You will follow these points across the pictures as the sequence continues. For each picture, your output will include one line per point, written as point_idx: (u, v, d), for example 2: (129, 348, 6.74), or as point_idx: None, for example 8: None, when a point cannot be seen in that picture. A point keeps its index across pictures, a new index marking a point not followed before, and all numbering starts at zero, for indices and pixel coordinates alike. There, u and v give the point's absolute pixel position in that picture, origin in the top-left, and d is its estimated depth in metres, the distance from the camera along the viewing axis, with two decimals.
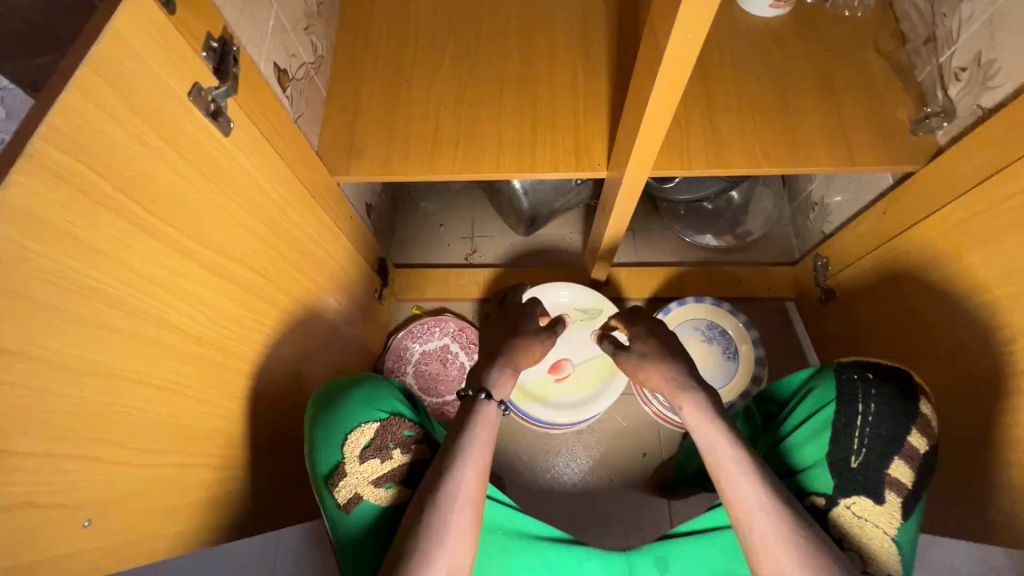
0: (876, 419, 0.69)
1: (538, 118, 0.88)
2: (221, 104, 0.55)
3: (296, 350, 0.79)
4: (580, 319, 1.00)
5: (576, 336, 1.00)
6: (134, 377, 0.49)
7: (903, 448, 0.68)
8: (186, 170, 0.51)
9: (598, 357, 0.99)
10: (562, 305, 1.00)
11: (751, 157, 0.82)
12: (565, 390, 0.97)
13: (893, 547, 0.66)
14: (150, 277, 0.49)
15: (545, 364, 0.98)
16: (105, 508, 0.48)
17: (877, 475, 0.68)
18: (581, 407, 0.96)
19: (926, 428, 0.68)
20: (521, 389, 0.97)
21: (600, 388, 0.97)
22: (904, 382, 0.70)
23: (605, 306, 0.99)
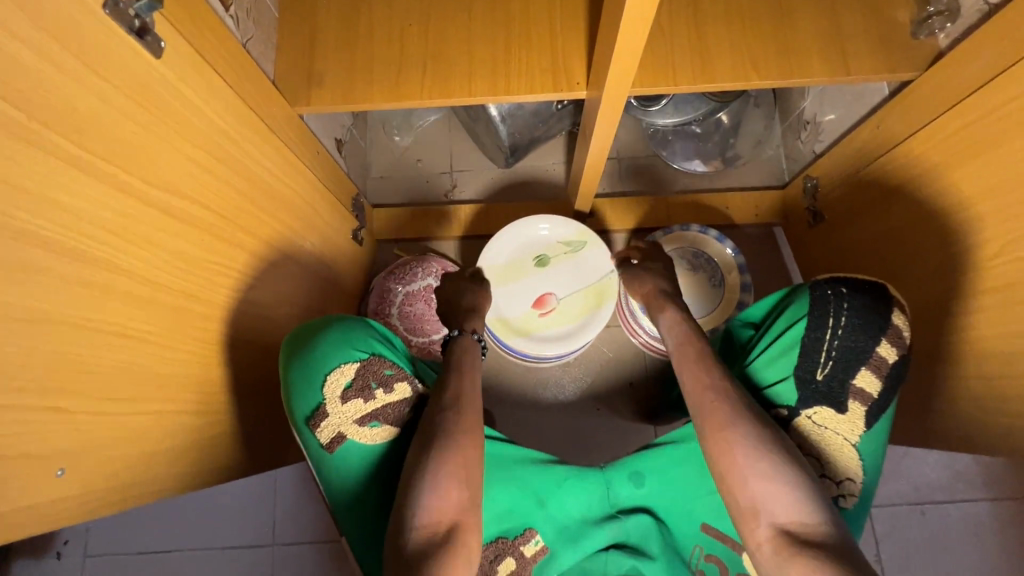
0: (845, 331, 0.68)
1: (512, 34, 0.80)
2: (146, 19, 0.48)
3: (272, 294, 0.76)
4: (562, 252, 0.98)
5: (560, 269, 0.98)
6: (87, 325, 0.46)
7: (870, 359, 0.68)
8: (114, 97, 0.46)
9: (584, 289, 0.97)
10: (544, 239, 0.98)
11: (740, 70, 0.77)
12: (551, 323, 0.96)
13: (854, 452, 0.69)
14: (89, 218, 0.45)
15: (529, 298, 0.97)
16: (77, 455, 0.48)
17: (841, 385, 0.68)
18: (569, 338, 0.95)
19: (896, 339, 0.68)
20: (504, 324, 0.95)
21: (586, 319, 0.96)
22: (879, 295, 0.69)
23: (588, 237, 0.97)
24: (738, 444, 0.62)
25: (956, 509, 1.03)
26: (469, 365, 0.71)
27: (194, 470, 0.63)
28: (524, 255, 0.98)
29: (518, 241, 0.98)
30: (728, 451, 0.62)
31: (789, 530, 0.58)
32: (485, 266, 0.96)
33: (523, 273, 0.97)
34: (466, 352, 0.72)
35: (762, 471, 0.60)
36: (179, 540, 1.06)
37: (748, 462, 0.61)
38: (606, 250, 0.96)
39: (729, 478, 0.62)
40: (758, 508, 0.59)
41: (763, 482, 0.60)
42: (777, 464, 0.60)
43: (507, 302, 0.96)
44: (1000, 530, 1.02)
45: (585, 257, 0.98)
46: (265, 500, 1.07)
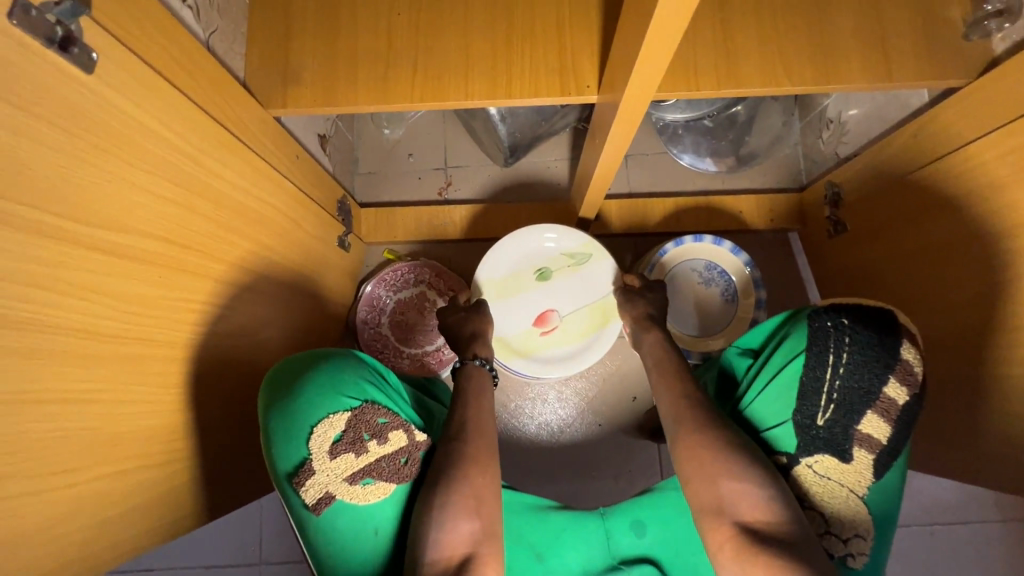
0: (847, 371, 0.57)
1: (513, 27, 0.71)
2: (70, 25, 0.40)
3: (248, 322, 0.69)
4: (567, 266, 0.90)
5: (562, 284, 0.90)
6: (21, 396, 0.40)
7: (878, 402, 0.57)
8: (31, 125, 0.38)
9: (588, 306, 0.90)
10: (546, 250, 0.90)
11: (771, 74, 0.69)
12: (552, 342, 0.91)
13: (860, 504, 0.59)
14: (8, 275, 0.37)
15: (529, 315, 0.90)
16: (19, 542, 0.42)
17: (845, 430, 0.58)
18: (571, 360, 0.90)
19: (906, 376, 0.56)
20: (502, 344, 0.89)
21: (590, 340, 0.90)
22: (886, 326, 0.57)
23: (594, 250, 0.89)
24: (704, 439, 0.59)
25: (966, 529, 1.00)
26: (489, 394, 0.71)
27: (161, 525, 0.57)
28: (524, 268, 0.90)
29: (517, 251, 0.89)
30: (693, 450, 0.59)
31: (751, 528, 0.54)
32: (481, 280, 0.88)
33: (522, 288, 0.90)
34: (474, 378, 0.72)
35: (727, 467, 0.57)
36: (162, 558, 1.02)
37: (713, 458, 0.57)
38: (614, 265, 0.88)
39: (692, 476, 0.58)
40: (721, 505, 0.56)
41: (727, 478, 0.56)
42: (741, 460, 0.57)
43: (505, 319, 0.90)
44: (1011, 551, 0.99)
45: (591, 271, 0.90)
46: (251, 519, 1.03)
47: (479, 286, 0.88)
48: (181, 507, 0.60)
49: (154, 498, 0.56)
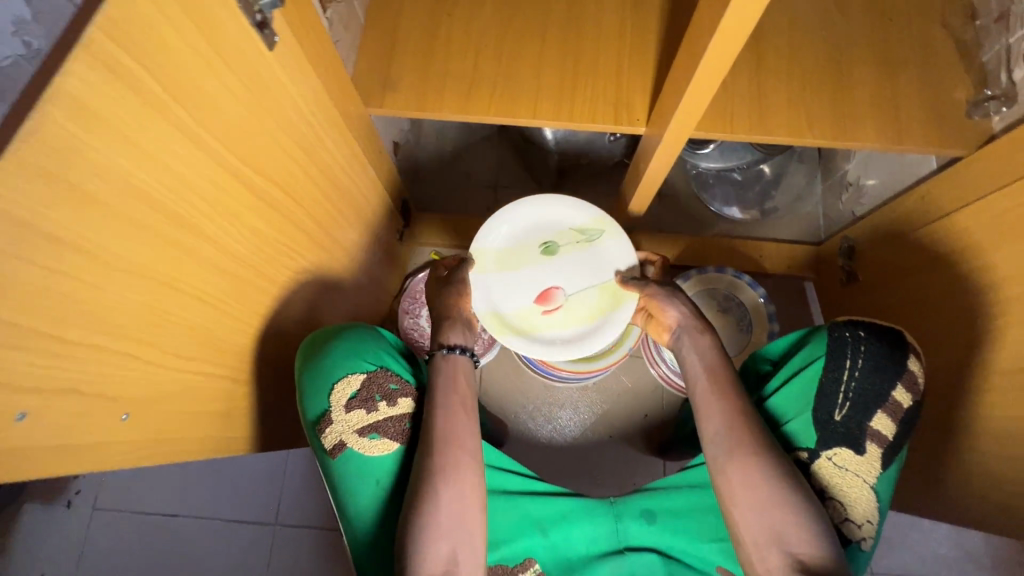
0: (862, 374, 0.66)
1: (580, 66, 0.84)
2: (267, 15, 0.53)
3: (319, 280, 0.80)
4: (574, 242, 0.86)
5: (569, 259, 0.85)
6: (173, 284, 0.50)
7: (887, 403, 0.65)
8: (230, 80, 0.50)
9: (599, 284, 0.84)
10: (555, 225, 0.88)
11: (796, 127, 0.80)
12: (555, 321, 0.83)
13: (871, 494, 0.66)
14: (190, 187, 0.49)
15: (532, 289, 0.84)
16: (140, 405, 0.51)
17: (859, 426, 0.66)
18: (575, 340, 0.81)
19: (911, 385, 0.65)
20: (500, 317, 0.82)
21: (597, 321, 0.82)
22: (895, 340, 0.66)
23: (604, 226, 0.86)
24: (754, 473, 0.64)
25: None
26: (468, 403, 0.73)
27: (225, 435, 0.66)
28: (529, 241, 0.87)
29: (525, 223, 0.88)
30: (742, 482, 0.65)
31: (800, 560, 0.61)
32: (483, 251, 0.86)
33: (526, 261, 0.85)
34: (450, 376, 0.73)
35: (775, 501, 0.63)
36: (184, 504, 1.08)
37: (763, 493, 0.63)
38: (626, 241, 0.84)
39: (741, 509, 0.64)
40: (772, 538, 0.62)
41: (777, 512, 0.63)
42: (788, 494, 0.63)
43: (505, 292, 0.84)
44: None
45: (601, 248, 0.85)
46: (273, 479, 1.10)
47: (480, 254, 0.86)
48: (240, 425, 0.69)
49: (225, 408, 0.64)
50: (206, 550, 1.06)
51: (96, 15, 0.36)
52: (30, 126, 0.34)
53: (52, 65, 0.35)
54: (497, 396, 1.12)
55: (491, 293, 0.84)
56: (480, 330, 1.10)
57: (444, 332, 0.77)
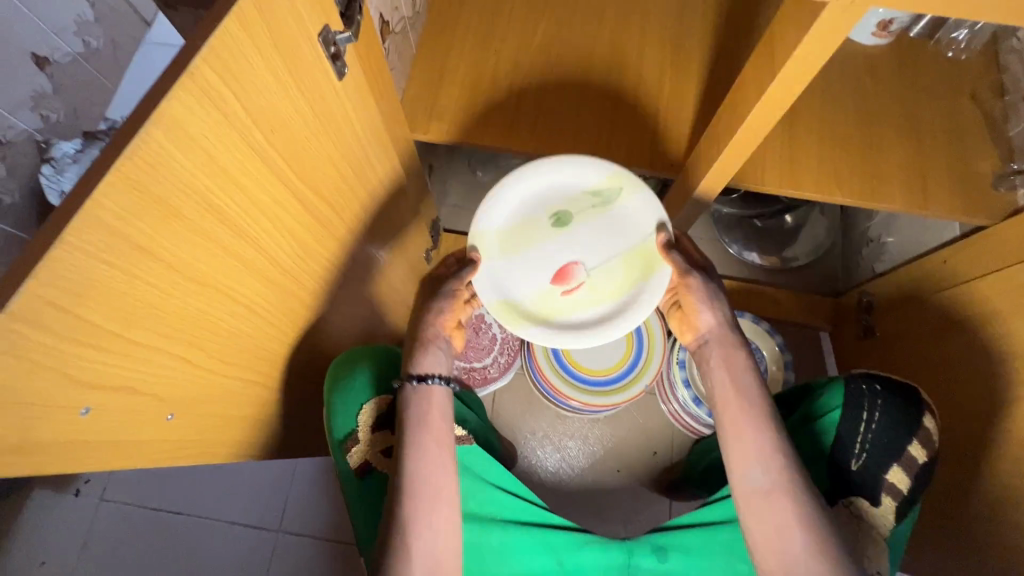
0: (878, 427, 0.66)
1: (619, 110, 0.89)
2: (341, 48, 0.55)
3: (352, 294, 0.82)
4: (591, 207, 0.78)
5: (588, 230, 0.78)
6: (228, 293, 0.52)
7: (903, 458, 0.66)
8: (302, 107, 0.53)
9: (622, 255, 0.77)
10: (566, 190, 0.78)
11: (825, 184, 0.83)
12: (580, 302, 0.76)
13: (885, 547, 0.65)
14: (255, 203, 0.51)
15: (549, 269, 0.77)
16: (183, 407, 0.52)
17: (874, 478, 0.66)
18: (607, 318, 0.75)
19: (927, 441, 0.65)
20: (516, 303, 0.76)
21: (627, 295, 0.75)
22: (912, 397, 0.67)
23: (623, 184, 0.77)
24: (786, 518, 0.63)
25: None
26: (445, 437, 0.71)
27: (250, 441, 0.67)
28: (538, 212, 0.78)
29: (531, 193, 0.79)
30: (775, 526, 0.63)
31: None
32: (486, 230, 0.78)
33: (537, 235, 0.78)
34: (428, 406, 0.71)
35: (810, 548, 0.61)
36: (189, 502, 1.09)
37: (798, 540, 0.62)
38: (648, 199, 0.76)
39: (773, 555, 0.63)
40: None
41: (811, 560, 0.61)
42: (823, 541, 0.61)
43: (520, 275, 0.77)
44: None
45: (621, 211, 0.78)
46: (279, 485, 1.10)
47: (485, 236, 0.78)
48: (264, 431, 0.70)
49: (253, 414, 0.66)
50: (208, 551, 1.06)
51: (202, 48, 0.39)
52: (135, 145, 0.37)
53: (159, 90, 0.38)
54: (510, 422, 1.15)
55: (505, 278, 0.77)
56: (496, 354, 1.14)
57: (413, 358, 0.74)
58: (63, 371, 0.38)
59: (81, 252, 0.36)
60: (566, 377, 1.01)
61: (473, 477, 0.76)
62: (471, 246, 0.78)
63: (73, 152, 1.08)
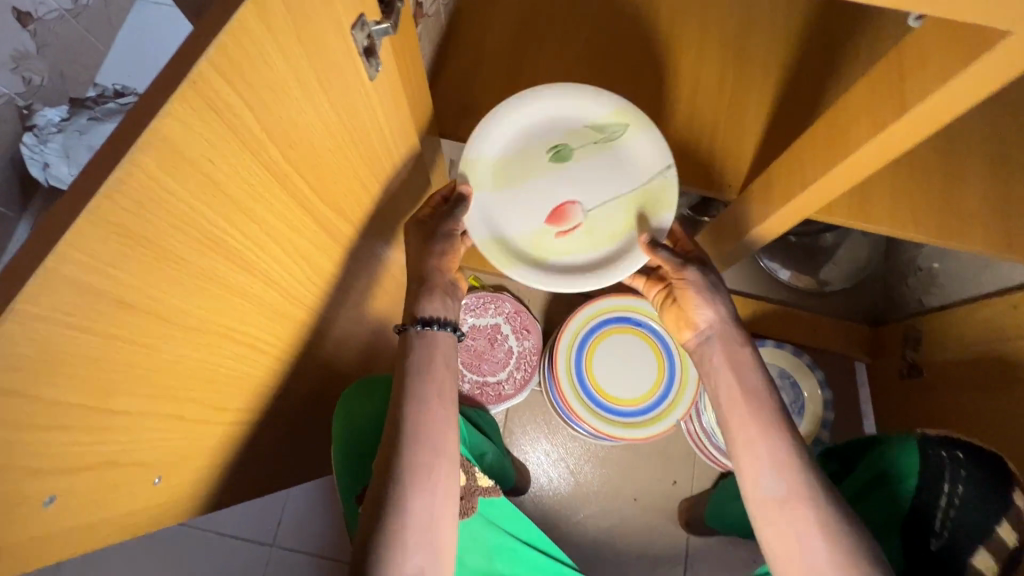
0: (962, 503, 0.60)
1: (673, 116, 0.76)
2: (376, 41, 0.45)
3: (363, 310, 0.73)
4: (593, 142, 0.70)
5: (589, 167, 0.69)
6: (229, 335, 0.44)
7: (991, 541, 0.58)
8: (327, 113, 0.44)
9: (622, 197, 0.69)
10: (567, 121, 0.70)
11: (900, 218, 0.75)
12: (576, 245, 0.69)
13: None
14: (266, 231, 0.42)
15: (544, 206, 0.69)
16: (174, 466, 0.44)
17: (957, 561, 0.59)
18: (602, 263, 0.68)
19: (1018, 522, 0.58)
20: (503, 243, 0.68)
21: (627, 239, 0.68)
22: (999, 470, 0.60)
23: (629, 120, 0.69)
24: (806, 518, 0.54)
25: None
26: (450, 395, 0.61)
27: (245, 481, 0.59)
28: (535, 143, 0.70)
29: (529, 122, 0.70)
30: (791, 528, 0.55)
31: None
32: (479, 157, 0.69)
33: (532, 169, 0.69)
34: (429, 352, 0.61)
35: (836, 552, 0.53)
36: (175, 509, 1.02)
37: (820, 545, 0.53)
38: (657, 134, 0.68)
39: (790, 559, 0.54)
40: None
41: (836, 565, 0.52)
42: (852, 547, 0.53)
43: (512, 212, 0.69)
44: None
45: (626, 150, 0.69)
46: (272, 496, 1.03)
47: (476, 166, 0.69)
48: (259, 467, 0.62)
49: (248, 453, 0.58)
50: (195, 561, 1.00)
51: (208, 48, 0.29)
52: (117, 178, 0.28)
53: (150, 105, 0.28)
54: (523, 442, 1.09)
55: (496, 215, 0.69)
56: (513, 368, 1.06)
57: (420, 302, 0.63)
58: (21, 461, 0.30)
59: (38, 318, 0.27)
60: (588, 403, 0.94)
61: (500, 531, 0.74)
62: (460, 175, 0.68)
63: (60, 119, 0.91)
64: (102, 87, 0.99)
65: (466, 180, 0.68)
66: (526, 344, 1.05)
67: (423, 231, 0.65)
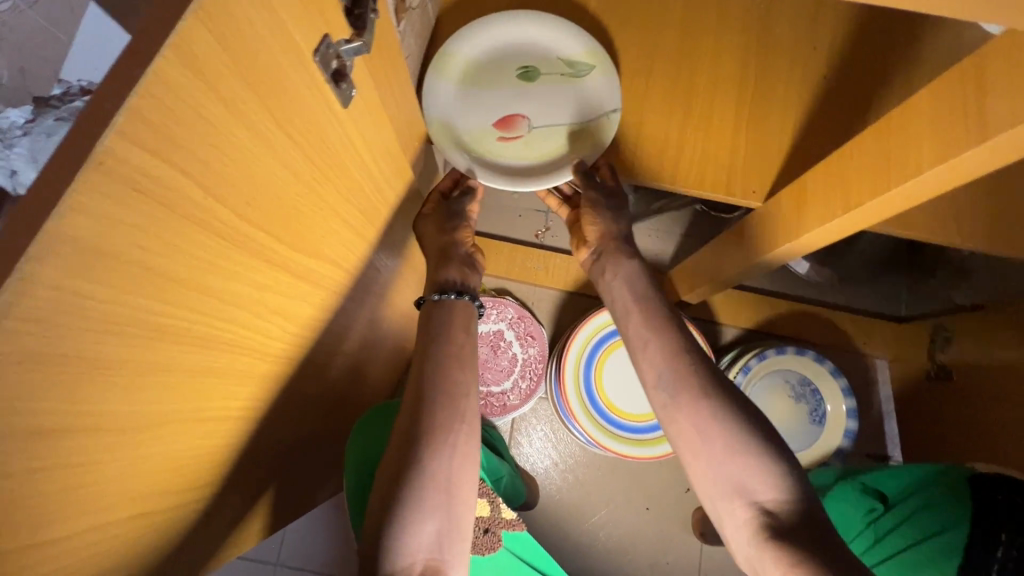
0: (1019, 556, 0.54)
1: (692, 113, 0.67)
2: (347, 62, 0.38)
3: (355, 340, 0.67)
4: (557, 70, 0.65)
5: (548, 92, 0.65)
6: (194, 416, 0.38)
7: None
8: (292, 155, 0.37)
9: (569, 126, 0.65)
10: (543, 44, 0.65)
11: (944, 223, 0.67)
12: (510, 156, 0.64)
13: None
14: (227, 299, 0.36)
15: (494, 112, 0.65)
16: (143, 558, 0.40)
17: None
18: (529, 178, 0.63)
19: None
20: (445, 127, 0.64)
21: (561, 163, 0.64)
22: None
23: (601, 60, 0.65)
24: (705, 415, 0.50)
25: None
26: (469, 357, 0.53)
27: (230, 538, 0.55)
28: (506, 56, 0.65)
29: (507, 37, 0.65)
30: (691, 426, 0.51)
31: (767, 510, 0.47)
32: (452, 48, 0.64)
33: (494, 77, 0.65)
34: (445, 313, 0.55)
35: (734, 444, 0.49)
36: None
37: (719, 438, 0.49)
38: (617, 84, 0.64)
39: (694, 460, 0.50)
40: (732, 487, 0.48)
41: (736, 457, 0.48)
42: (750, 436, 0.49)
43: (462, 113, 0.64)
44: None
45: (588, 87, 0.65)
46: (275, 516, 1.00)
47: (446, 57, 0.64)
48: (247, 519, 0.58)
49: (232, 512, 0.53)
50: None
51: (116, 118, 0.23)
52: (5, 302, 0.22)
53: (41, 199, 0.22)
54: (529, 451, 1.05)
55: (445, 110, 0.64)
56: (517, 377, 1.00)
57: (441, 268, 0.58)
58: None
59: None
60: (594, 415, 0.90)
61: (525, 566, 0.70)
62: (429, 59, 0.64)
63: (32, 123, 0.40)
64: (71, 82, 0.41)
65: (433, 65, 0.64)
66: (531, 352, 1.00)
67: (438, 211, 0.62)
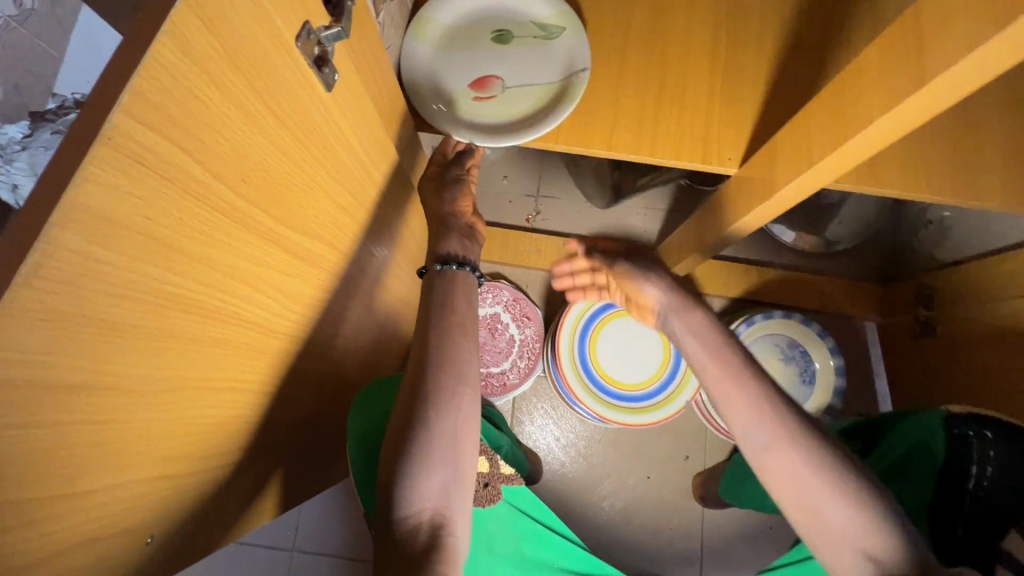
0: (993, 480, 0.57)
1: (665, 85, 0.70)
2: (327, 48, 0.41)
3: (353, 323, 0.70)
4: (529, 34, 0.69)
5: (520, 54, 0.68)
6: (206, 386, 0.41)
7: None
8: (280, 137, 0.39)
9: (541, 85, 0.67)
10: (518, 11, 0.70)
11: (914, 176, 0.69)
12: (484, 114, 0.66)
13: None
14: (230, 273, 0.39)
15: (469, 73, 0.67)
16: (166, 520, 0.43)
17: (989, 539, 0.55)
18: (496, 134, 0.65)
19: None
20: (423, 88, 0.66)
21: (527, 120, 0.66)
22: None
23: (570, 23, 0.69)
24: (803, 462, 0.49)
25: None
26: (471, 326, 0.56)
27: (244, 511, 0.58)
28: (482, 23, 0.69)
29: (485, 6, 0.69)
30: (794, 471, 0.49)
31: (875, 558, 0.45)
32: (432, 17, 0.68)
33: (470, 41, 0.68)
34: (444, 286, 0.57)
35: (838, 496, 0.47)
36: None
37: (819, 484, 0.48)
38: (586, 43, 0.68)
39: (795, 503, 0.49)
40: (837, 535, 0.47)
41: (837, 505, 0.47)
42: (847, 480, 0.47)
43: (437, 70, 0.67)
44: None
45: (559, 48, 0.68)
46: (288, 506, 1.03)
47: (426, 25, 0.68)
48: (261, 495, 0.61)
49: (248, 484, 0.56)
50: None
51: (121, 98, 0.25)
52: (33, 264, 0.24)
53: (60, 174, 0.25)
54: (531, 429, 1.08)
55: (422, 71, 0.67)
56: (515, 358, 1.03)
57: (440, 242, 0.61)
58: None
59: None
60: (590, 387, 0.93)
61: (523, 517, 0.73)
62: (411, 27, 0.68)
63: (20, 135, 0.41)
64: (66, 95, 0.42)
65: (415, 32, 0.68)
66: (527, 332, 1.03)
67: (436, 180, 0.65)
